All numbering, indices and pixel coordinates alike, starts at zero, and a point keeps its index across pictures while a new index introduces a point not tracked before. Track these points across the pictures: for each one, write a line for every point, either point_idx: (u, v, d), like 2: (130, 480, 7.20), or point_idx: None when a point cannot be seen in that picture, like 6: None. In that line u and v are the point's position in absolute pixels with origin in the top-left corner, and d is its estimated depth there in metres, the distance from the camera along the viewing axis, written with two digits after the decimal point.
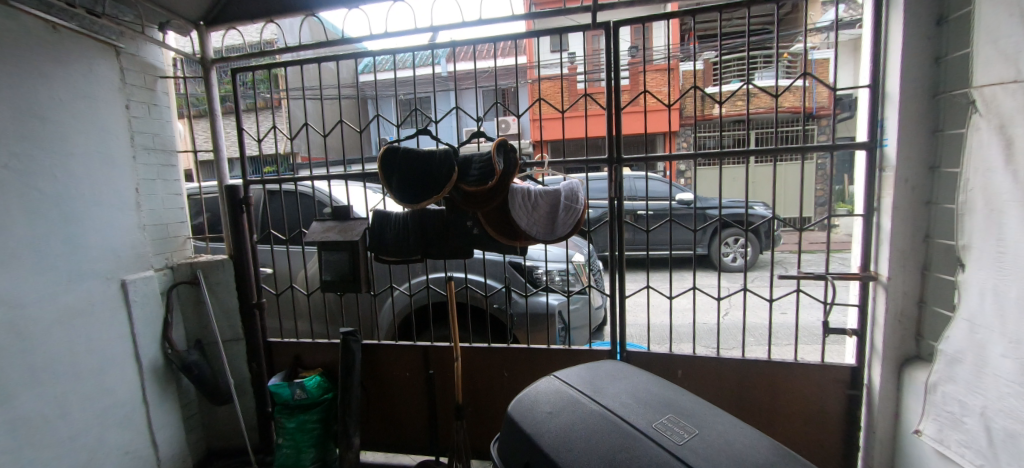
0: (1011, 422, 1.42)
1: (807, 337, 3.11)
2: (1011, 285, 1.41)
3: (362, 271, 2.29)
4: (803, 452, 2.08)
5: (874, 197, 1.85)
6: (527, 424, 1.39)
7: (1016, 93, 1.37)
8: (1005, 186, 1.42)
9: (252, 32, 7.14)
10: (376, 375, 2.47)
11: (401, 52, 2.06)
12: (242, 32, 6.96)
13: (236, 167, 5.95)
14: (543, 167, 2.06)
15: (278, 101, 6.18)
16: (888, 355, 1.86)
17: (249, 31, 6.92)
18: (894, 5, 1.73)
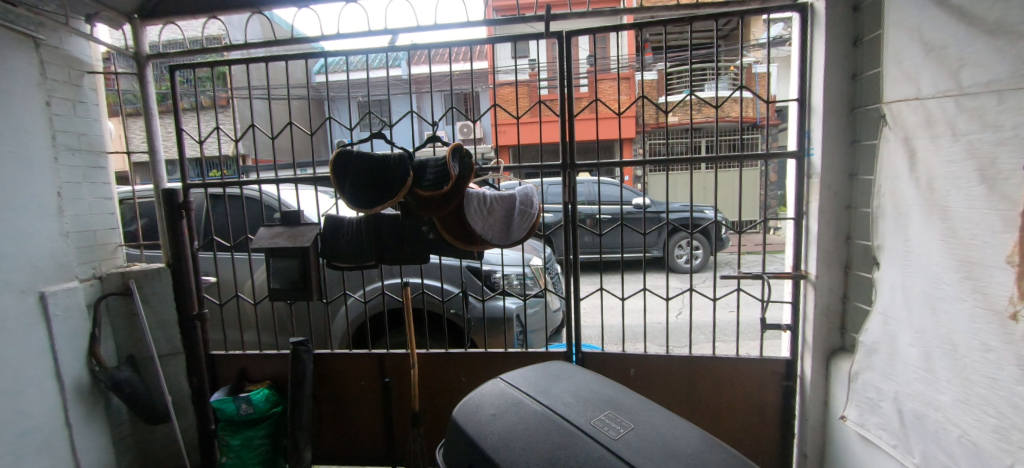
0: (919, 404, 1.58)
1: (748, 333, 3.33)
2: (917, 281, 1.58)
3: (313, 279, 2.21)
4: (745, 441, 2.22)
5: (804, 202, 2.03)
6: (470, 427, 1.40)
7: (918, 109, 1.54)
8: (910, 192, 1.60)
9: (194, 27, 6.77)
10: (328, 385, 2.39)
11: (356, 53, 2.01)
12: (182, 27, 6.57)
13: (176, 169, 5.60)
14: (499, 173, 2.08)
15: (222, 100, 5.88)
16: (818, 347, 2.03)
17: (190, 25, 6.55)
18: (817, 26, 1.91)
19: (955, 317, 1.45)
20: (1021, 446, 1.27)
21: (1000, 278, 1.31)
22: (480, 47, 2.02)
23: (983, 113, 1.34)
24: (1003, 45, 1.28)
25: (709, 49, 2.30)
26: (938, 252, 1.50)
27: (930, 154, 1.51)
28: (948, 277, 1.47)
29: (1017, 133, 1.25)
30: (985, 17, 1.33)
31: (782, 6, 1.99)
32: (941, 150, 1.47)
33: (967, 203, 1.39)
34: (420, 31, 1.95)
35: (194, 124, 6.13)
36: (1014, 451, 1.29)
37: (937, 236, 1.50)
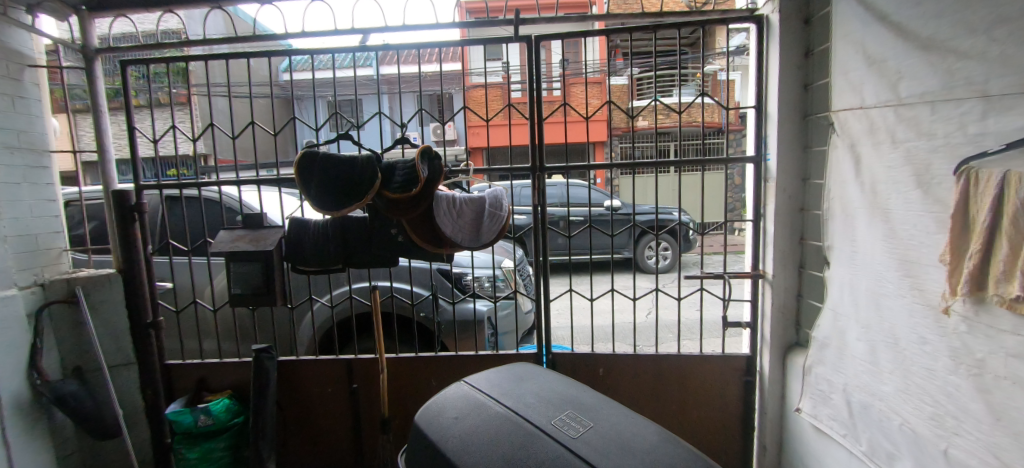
0: (865, 395, 1.68)
1: (710, 331, 3.46)
2: (862, 279, 1.68)
3: (277, 284, 2.14)
4: (709, 435, 2.31)
5: (761, 205, 2.14)
6: (432, 430, 1.39)
7: (862, 118, 1.65)
8: (855, 196, 1.70)
9: (148, 20, 6.44)
10: (293, 393, 2.32)
11: (324, 52, 1.97)
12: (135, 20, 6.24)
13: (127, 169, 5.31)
14: (468, 176, 2.07)
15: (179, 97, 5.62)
16: (775, 343, 2.13)
17: (144, 19, 6.23)
18: (772, 38, 2.02)
19: (895, 312, 1.54)
20: (954, 431, 1.36)
21: (934, 275, 1.41)
22: (453, 49, 2.02)
23: (919, 122, 1.43)
24: (936, 60, 1.38)
25: (679, 55, 2.37)
26: (880, 251, 1.60)
27: (873, 159, 1.61)
28: (888, 275, 1.57)
29: (947, 140, 1.34)
30: (921, 33, 1.42)
31: (740, 17, 2.07)
32: (882, 156, 1.57)
33: (905, 205, 1.49)
34: (392, 32, 1.93)
35: (149, 121, 5.83)
36: (948, 436, 1.37)
37: (879, 237, 1.60)
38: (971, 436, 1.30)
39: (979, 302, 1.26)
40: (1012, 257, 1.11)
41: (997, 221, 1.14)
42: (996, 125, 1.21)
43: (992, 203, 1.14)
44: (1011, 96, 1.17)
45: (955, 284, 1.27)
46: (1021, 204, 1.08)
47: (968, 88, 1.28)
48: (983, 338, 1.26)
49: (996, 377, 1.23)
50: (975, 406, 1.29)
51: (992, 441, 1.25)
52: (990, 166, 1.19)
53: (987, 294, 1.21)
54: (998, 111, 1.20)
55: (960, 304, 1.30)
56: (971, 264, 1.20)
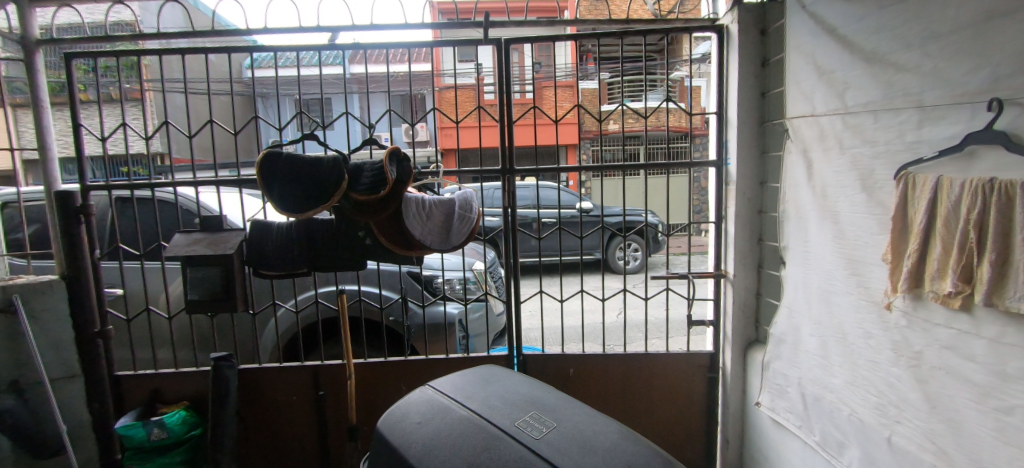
0: (816, 387, 1.76)
1: (676, 329, 3.55)
2: (813, 278, 1.77)
3: (238, 289, 2.05)
4: (675, 431, 2.38)
5: (722, 207, 2.23)
6: (395, 436, 1.36)
7: (813, 125, 1.73)
8: (807, 198, 1.78)
9: (97, 11, 6.08)
10: (255, 402, 2.23)
11: (291, 50, 1.91)
12: (82, 10, 5.88)
13: (72, 168, 4.99)
14: (438, 178, 2.04)
15: (132, 93, 5.33)
16: (736, 340, 2.21)
17: (92, 10, 5.88)
18: (731, 47, 2.11)
19: (843, 309, 1.62)
20: (895, 419, 1.43)
21: (878, 274, 1.48)
22: (426, 49, 2.01)
23: (863, 129, 1.51)
24: (878, 71, 1.46)
25: (648, 61, 2.43)
26: (830, 251, 1.68)
27: (823, 164, 1.69)
28: (837, 274, 1.65)
29: (888, 147, 1.42)
30: (865, 46, 1.50)
31: (701, 26, 2.16)
32: (831, 162, 1.65)
33: (851, 207, 1.57)
34: (363, 31, 1.89)
35: (97, 118, 5.50)
36: (890, 424, 1.45)
37: (828, 237, 1.68)
38: (911, 424, 1.38)
39: (917, 299, 1.33)
40: (945, 256, 1.20)
41: (932, 222, 1.22)
42: (930, 134, 1.28)
43: (928, 206, 1.23)
44: (942, 106, 1.25)
45: (896, 281, 1.36)
46: (952, 208, 1.17)
47: (905, 99, 1.36)
48: (921, 332, 1.34)
49: (932, 368, 1.31)
50: (913, 396, 1.37)
51: (929, 428, 1.32)
52: (926, 172, 1.27)
53: (923, 291, 1.29)
54: (932, 121, 1.28)
55: (901, 300, 1.38)
56: (909, 263, 1.28)
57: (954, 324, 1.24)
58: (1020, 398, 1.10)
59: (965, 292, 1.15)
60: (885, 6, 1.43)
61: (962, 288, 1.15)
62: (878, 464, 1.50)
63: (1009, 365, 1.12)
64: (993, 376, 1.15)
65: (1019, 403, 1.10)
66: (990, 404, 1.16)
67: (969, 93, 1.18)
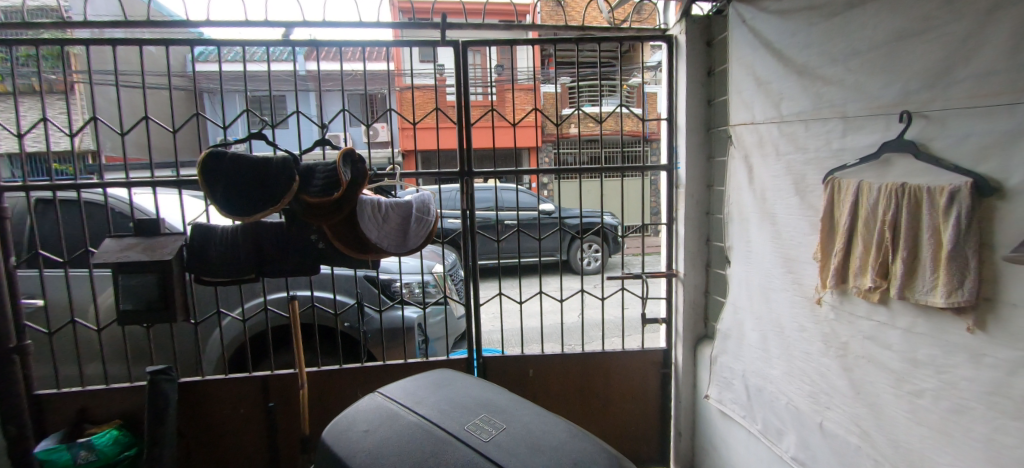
0: (758, 379, 1.85)
1: (631, 329, 3.65)
2: (755, 276, 1.86)
3: (177, 298, 1.91)
4: (631, 427, 2.44)
5: (673, 209, 2.32)
6: (339, 446, 1.27)
7: (752, 132, 1.83)
8: (748, 201, 1.88)
9: None
10: (197, 417, 2.08)
11: (240, 44, 1.82)
12: None
13: None
14: (394, 180, 1.99)
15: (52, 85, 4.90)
16: (687, 336, 2.30)
17: None
18: (680, 57, 2.20)
19: (781, 305, 1.72)
20: (827, 406, 1.52)
21: (810, 271, 1.58)
22: (387, 49, 1.97)
23: (796, 137, 1.61)
24: (808, 84, 1.56)
25: (606, 67, 2.50)
26: (769, 250, 1.78)
27: (762, 169, 1.79)
28: (775, 271, 1.75)
29: (817, 154, 1.52)
30: (796, 60, 1.61)
31: (653, 36, 2.24)
32: (769, 167, 1.75)
33: (787, 209, 1.67)
34: (318, 27, 1.83)
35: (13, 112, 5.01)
36: (822, 411, 1.54)
37: (767, 237, 1.78)
38: (839, 409, 1.47)
39: (843, 294, 1.44)
40: (865, 254, 1.30)
41: (855, 223, 1.32)
42: (852, 142, 1.38)
43: (850, 209, 1.33)
44: (862, 117, 1.36)
45: (825, 278, 1.47)
46: (871, 210, 1.27)
47: (831, 110, 1.47)
48: (847, 324, 1.44)
49: (857, 357, 1.41)
50: (841, 383, 1.46)
51: (854, 412, 1.42)
52: (849, 177, 1.37)
53: (848, 286, 1.40)
54: (854, 130, 1.38)
55: (829, 295, 1.49)
56: (836, 261, 1.39)
57: (874, 316, 1.34)
58: (930, 382, 1.20)
59: (883, 286, 1.25)
60: (813, 23, 1.53)
61: (880, 283, 1.26)
62: (812, 448, 1.59)
63: (920, 352, 1.22)
64: (907, 362, 1.25)
65: (929, 385, 1.20)
66: (905, 388, 1.26)
67: (884, 106, 1.29)
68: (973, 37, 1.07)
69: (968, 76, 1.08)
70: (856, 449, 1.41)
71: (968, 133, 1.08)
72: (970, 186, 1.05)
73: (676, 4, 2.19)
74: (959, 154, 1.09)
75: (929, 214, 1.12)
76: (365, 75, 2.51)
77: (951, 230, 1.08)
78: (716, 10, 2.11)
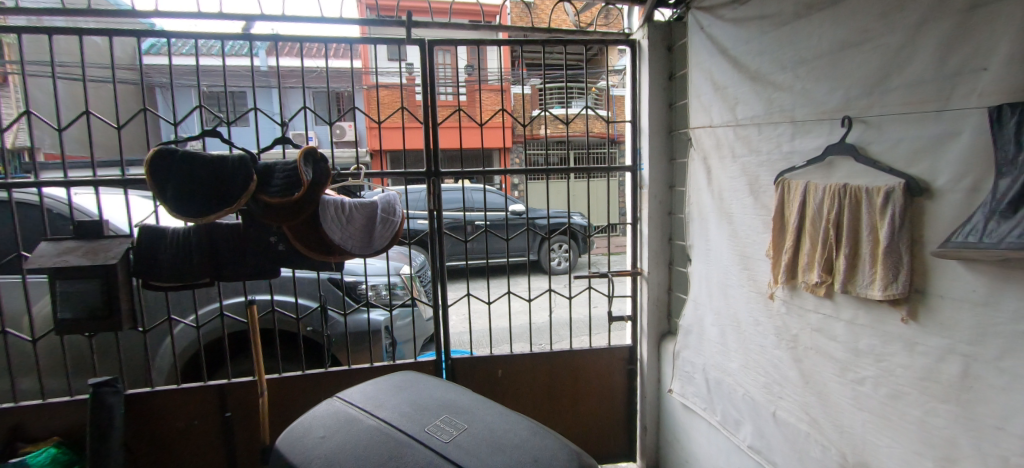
0: (717, 372, 1.92)
1: (598, 327, 3.71)
2: (713, 273, 1.93)
3: (124, 304, 1.81)
4: (598, 423, 2.48)
5: (637, 209, 2.37)
6: (294, 454, 1.23)
7: (710, 134, 1.90)
8: (707, 200, 1.95)
9: None
10: (147, 430, 1.98)
11: (196, 37, 1.74)
12: None
13: None
14: (359, 180, 1.95)
15: None
16: (651, 333, 2.36)
17: None
18: (642, 61, 2.26)
19: (737, 300, 1.78)
20: (779, 396, 1.59)
21: (763, 268, 1.65)
22: (353, 46, 1.93)
23: (750, 140, 1.68)
24: (761, 89, 1.63)
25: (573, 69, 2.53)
26: (726, 248, 1.84)
27: (720, 170, 1.85)
28: (732, 268, 1.82)
29: (769, 156, 1.59)
30: (750, 66, 1.68)
31: (617, 40, 2.29)
32: (725, 168, 1.81)
33: (742, 208, 1.74)
34: (280, 22, 1.78)
35: None
36: (775, 401, 1.61)
37: (725, 235, 1.84)
38: (791, 398, 1.54)
39: (793, 289, 1.51)
40: (812, 250, 1.37)
41: (803, 222, 1.40)
42: (801, 145, 1.46)
43: (798, 209, 1.41)
44: (809, 122, 1.43)
45: (777, 274, 1.54)
46: (817, 210, 1.35)
47: (782, 114, 1.54)
48: (797, 318, 1.51)
49: (806, 348, 1.48)
50: (792, 374, 1.53)
51: (804, 401, 1.49)
52: (798, 178, 1.44)
53: (797, 281, 1.47)
54: (802, 134, 1.45)
55: (781, 290, 1.56)
56: (786, 257, 1.46)
57: (821, 309, 1.41)
58: (870, 369, 1.27)
59: (828, 281, 1.32)
60: (765, 31, 1.61)
61: (826, 278, 1.33)
62: (767, 436, 1.66)
63: (862, 342, 1.29)
64: (851, 352, 1.32)
65: (869, 373, 1.27)
66: (849, 376, 1.33)
67: (829, 111, 1.36)
68: (906, 48, 1.14)
69: (902, 84, 1.15)
70: (806, 436, 1.48)
71: (901, 138, 1.15)
72: (902, 186, 1.13)
73: (639, 9, 2.24)
74: (893, 157, 1.17)
75: (867, 214, 1.20)
76: (329, 72, 2.46)
77: (886, 228, 1.15)
78: (676, 16, 2.18)
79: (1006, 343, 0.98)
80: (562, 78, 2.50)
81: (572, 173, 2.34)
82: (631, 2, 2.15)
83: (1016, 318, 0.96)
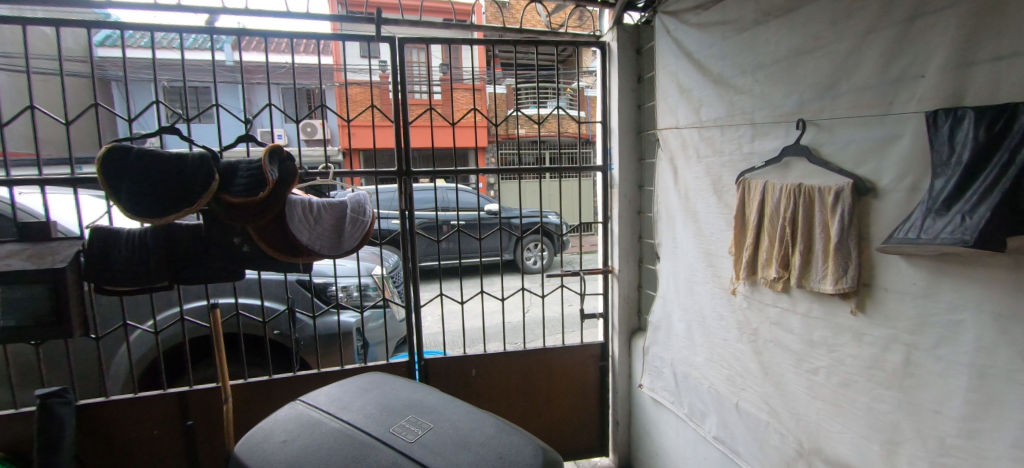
0: (684, 366, 1.97)
1: (571, 326, 3.75)
2: (680, 270, 1.98)
3: (74, 310, 1.72)
4: (572, 420, 2.51)
5: (607, 208, 2.42)
6: (253, 459, 1.20)
7: (676, 135, 1.95)
8: (674, 200, 2.00)
9: None
10: (101, 441, 1.90)
11: (153, 29, 1.68)
12: None
13: None
14: (328, 180, 1.91)
15: None
16: (622, 330, 2.41)
17: None
18: (611, 63, 2.30)
19: (702, 296, 1.84)
20: (741, 387, 1.65)
21: (726, 264, 1.71)
22: (322, 42, 1.89)
23: (713, 141, 1.73)
24: (723, 92, 1.69)
25: (545, 70, 2.55)
26: (691, 246, 1.90)
27: (685, 170, 1.90)
28: (698, 265, 1.87)
29: (731, 157, 1.65)
30: (713, 69, 1.73)
31: (587, 42, 2.33)
32: (691, 168, 1.87)
33: (707, 207, 1.79)
34: (244, 16, 1.73)
35: None
36: (738, 392, 1.67)
37: (691, 233, 1.90)
38: (752, 389, 1.60)
39: (753, 285, 1.57)
40: (771, 247, 1.43)
41: (762, 220, 1.45)
42: (760, 146, 1.51)
43: (757, 207, 1.46)
44: (767, 124, 1.49)
45: (739, 270, 1.60)
46: (774, 208, 1.40)
47: (742, 117, 1.59)
48: (757, 312, 1.57)
49: (765, 341, 1.54)
50: (753, 366, 1.59)
51: (764, 392, 1.55)
52: (757, 178, 1.50)
53: (757, 277, 1.53)
54: (761, 136, 1.51)
55: (742, 286, 1.62)
56: (747, 254, 1.52)
57: (779, 303, 1.47)
58: (822, 360, 1.33)
59: (785, 276, 1.38)
60: (727, 36, 1.66)
61: (783, 274, 1.39)
62: (730, 427, 1.72)
63: (816, 334, 1.35)
64: (806, 344, 1.39)
65: (822, 363, 1.34)
66: (804, 366, 1.39)
67: (785, 114, 1.42)
68: (853, 55, 1.21)
69: (851, 89, 1.21)
70: (766, 425, 1.54)
71: (850, 140, 1.22)
72: (851, 186, 1.19)
73: (609, 12, 2.28)
74: (843, 158, 1.23)
75: (820, 212, 1.26)
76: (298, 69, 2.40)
77: (836, 226, 1.22)
78: (645, 20, 2.23)
79: (943, 332, 1.05)
80: (534, 78, 2.51)
81: (544, 173, 2.36)
82: (602, 4, 2.18)
83: (952, 308, 1.03)
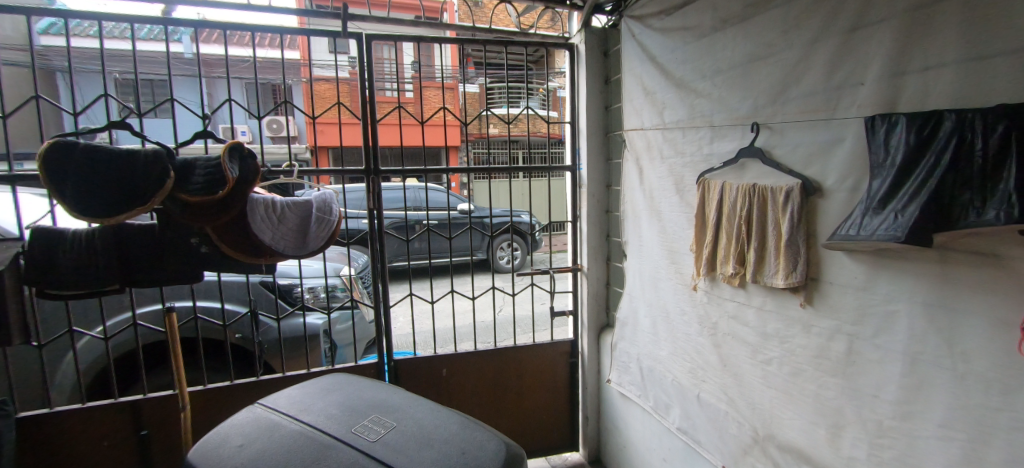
0: (649, 360, 2.03)
1: (541, 325, 3.78)
2: (645, 267, 2.03)
3: (14, 316, 1.62)
4: (542, 417, 2.54)
5: (576, 207, 2.46)
6: (207, 464, 1.16)
7: (641, 136, 2.00)
8: (639, 198, 2.05)
9: None
10: (45, 455, 1.79)
11: (103, 18, 1.59)
12: None
13: None
14: (292, 178, 1.86)
15: None
16: (591, 326, 2.45)
17: None
18: (579, 64, 2.33)
19: (666, 292, 1.90)
20: (702, 379, 1.71)
21: (688, 261, 1.77)
22: (285, 37, 1.84)
23: (675, 142, 1.79)
24: (684, 95, 1.74)
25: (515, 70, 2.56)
26: (656, 244, 1.95)
27: (650, 170, 1.96)
28: (662, 263, 1.93)
29: (692, 158, 1.70)
30: (675, 73, 1.79)
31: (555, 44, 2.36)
32: (655, 168, 1.92)
33: (669, 206, 1.85)
34: (202, 7, 1.66)
35: None
36: (699, 384, 1.73)
37: (655, 231, 1.95)
38: (711, 381, 1.66)
39: (713, 281, 1.63)
40: (728, 244, 1.49)
41: (720, 219, 1.51)
42: (718, 148, 1.57)
43: (715, 207, 1.52)
44: (724, 127, 1.55)
45: (700, 266, 1.66)
46: (731, 208, 1.46)
47: (702, 119, 1.65)
48: (716, 306, 1.63)
49: (724, 334, 1.60)
50: (712, 358, 1.66)
51: (723, 383, 1.61)
52: (715, 179, 1.55)
53: (717, 274, 1.59)
54: (719, 138, 1.57)
55: (703, 282, 1.68)
56: (707, 251, 1.58)
57: (736, 297, 1.53)
58: (775, 350, 1.40)
59: (742, 272, 1.45)
60: (688, 41, 1.72)
61: (741, 270, 1.45)
62: (692, 418, 1.78)
63: (769, 326, 1.42)
64: (760, 336, 1.45)
65: (775, 354, 1.40)
66: (759, 357, 1.46)
67: (741, 118, 1.48)
68: (802, 62, 1.27)
69: (800, 95, 1.28)
70: (725, 414, 1.61)
71: (800, 142, 1.28)
72: (799, 186, 1.25)
73: (577, 14, 2.32)
74: (793, 160, 1.30)
75: (773, 211, 1.33)
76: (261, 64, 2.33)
77: (788, 224, 1.28)
78: (611, 23, 2.27)
79: (881, 322, 1.12)
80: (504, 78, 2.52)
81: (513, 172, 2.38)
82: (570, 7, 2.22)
83: (889, 299, 1.11)
